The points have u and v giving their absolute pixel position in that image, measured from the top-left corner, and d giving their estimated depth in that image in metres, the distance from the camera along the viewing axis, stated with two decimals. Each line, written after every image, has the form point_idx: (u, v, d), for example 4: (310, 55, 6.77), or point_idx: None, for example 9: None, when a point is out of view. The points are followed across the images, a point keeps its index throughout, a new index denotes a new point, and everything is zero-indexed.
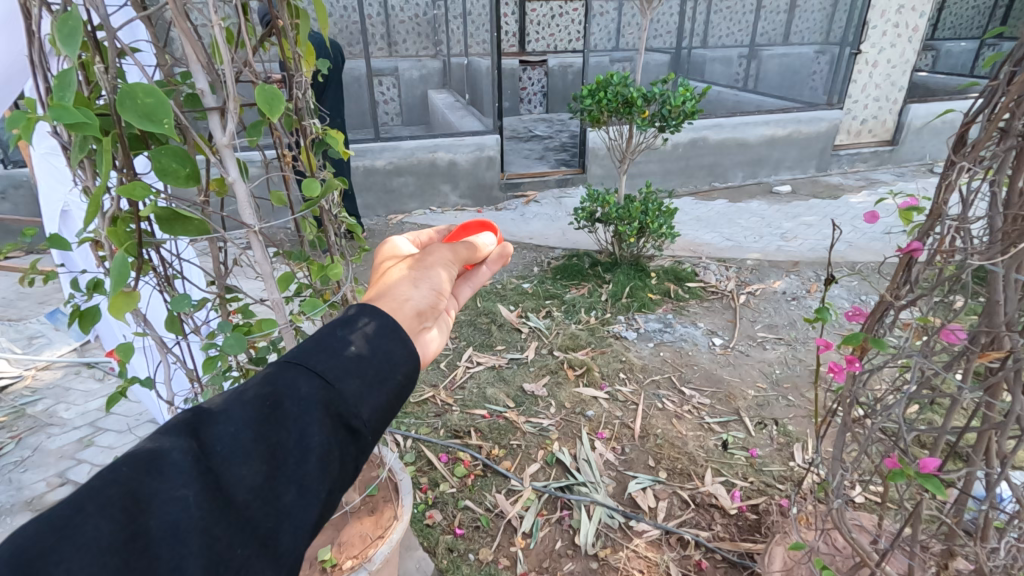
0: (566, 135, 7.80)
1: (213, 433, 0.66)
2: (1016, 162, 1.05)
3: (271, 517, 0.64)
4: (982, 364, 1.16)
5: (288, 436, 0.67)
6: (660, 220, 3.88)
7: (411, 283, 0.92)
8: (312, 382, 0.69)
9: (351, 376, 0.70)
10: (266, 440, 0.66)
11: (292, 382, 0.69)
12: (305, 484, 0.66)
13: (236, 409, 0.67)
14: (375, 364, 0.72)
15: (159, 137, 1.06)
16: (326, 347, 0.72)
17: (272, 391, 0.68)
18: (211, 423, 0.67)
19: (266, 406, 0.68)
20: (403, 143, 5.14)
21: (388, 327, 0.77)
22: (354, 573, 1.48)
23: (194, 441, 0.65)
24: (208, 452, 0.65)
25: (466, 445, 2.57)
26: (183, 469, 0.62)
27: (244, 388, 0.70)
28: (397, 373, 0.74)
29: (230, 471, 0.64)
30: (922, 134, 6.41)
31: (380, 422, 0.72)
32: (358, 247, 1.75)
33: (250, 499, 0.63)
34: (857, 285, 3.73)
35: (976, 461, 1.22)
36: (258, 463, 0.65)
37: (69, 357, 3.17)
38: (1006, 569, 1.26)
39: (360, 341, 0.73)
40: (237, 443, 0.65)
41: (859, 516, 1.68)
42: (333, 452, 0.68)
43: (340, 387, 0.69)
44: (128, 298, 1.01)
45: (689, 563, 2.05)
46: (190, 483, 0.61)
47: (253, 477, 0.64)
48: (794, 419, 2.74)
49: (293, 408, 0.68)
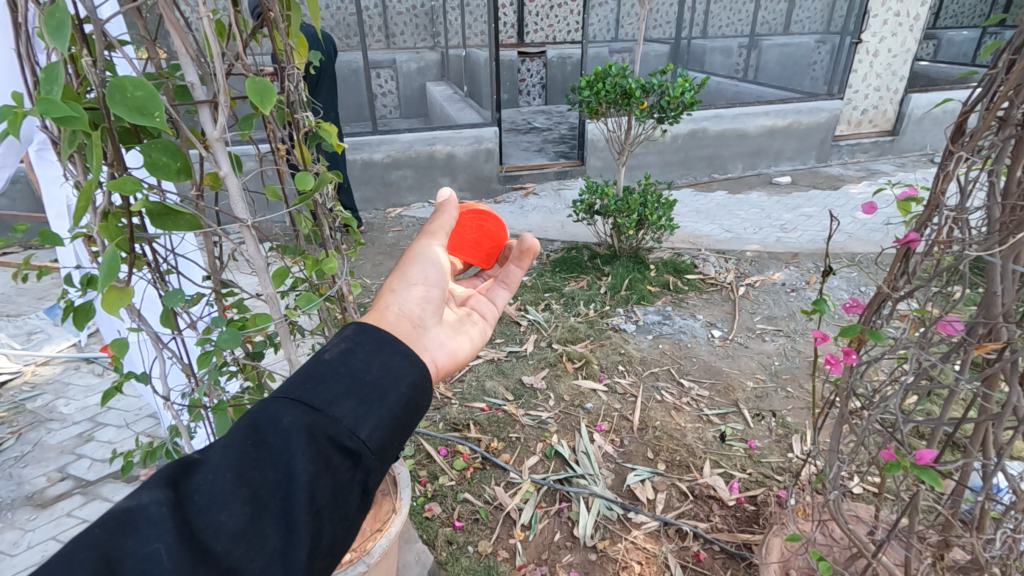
0: (566, 127, 7.77)
1: (192, 483, 0.67)
2: (1016, 152, 1.04)
3: (256, 559, 0.63)
4: (980, 355, 1.15)
5: (274, 473, 0.68)
6: (659, 212, 3.87)
7: (392, 290, 1.00)
8: (298, 411, 0.71)
9: (341, 398, 0.73)
10: (248, 480, 0.67)
11: (275, 415, 0.70)
12: (292, 519, 0.66)
13: (219, 454, 0.68)
14: (368, 381, 0.76)
15: (149, 131, 1.05)
16: (314, 374, 0.75)
17: (256, 428, 0.70)
18: (193, 472, 0.68)
19: (249, 445, 0.69)
20: (401, 135, 5.11)
21: (378, 343, 0.81)
22: (353, 566, 1.48)
23: (171, 492, 0.66)
24: (188, 501, 0.66)
25: (466, 438, 2.57)
26: (159, 523, 0.62)
27: (226, 430, 0.71)
28: (391, 388, 0.77)
29: (210, 519, 0.64)
30: (923, 124, 6.39)
31: (378, 440, 0.74)
32: (354, 240, 1.74)
33: (230, 546, 0.63)
34: (856, 275, 3.73)
35: (973, 452, 1.22)
36: (239, 506, 0.65)
37: (68, 352, 3.17)
38: (1003, 560, 1.26)
39: (350, 361, 0.77)
40: (217, 487, 0.66)
41: (857, 507, 1.68)
42: (324, 480, 0.69)
43: (329, 412, 0.72)
44: (121, 294, 1.01)
45: (688, 554, 2.05)
46: (165, 535, 0.61)
47: (236, 520, 0.64)
48: (793, 410, 2.74)
49: (276, 442, 0.69)
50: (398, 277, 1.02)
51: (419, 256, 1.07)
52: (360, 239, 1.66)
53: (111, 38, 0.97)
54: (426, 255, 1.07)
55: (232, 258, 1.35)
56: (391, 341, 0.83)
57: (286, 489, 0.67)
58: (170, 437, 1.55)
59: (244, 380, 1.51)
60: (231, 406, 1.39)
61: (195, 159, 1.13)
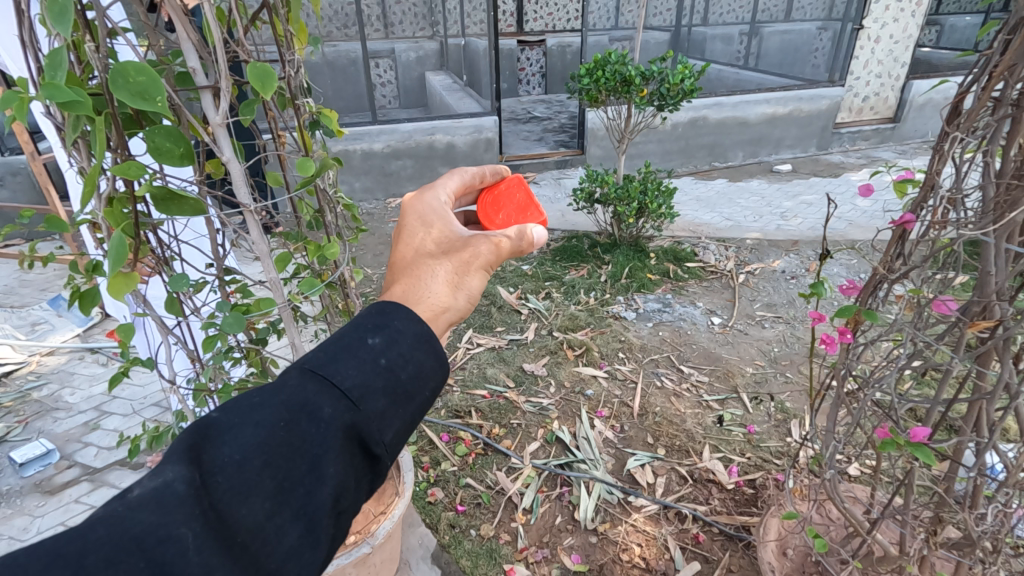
0: (566, 115, 7.75)
1: (216, 461, 0.67)
2: (1010, 133, 1.04)
3: (273, 555, 0.66)
4: (973, 334, 1.16)
5: (300, 464, 0.70)
6: (659, 200, 3.87)
7: (450, 288, 0.94)
8: (338, 403, 0.73)
9: (377, 395, 0.75)
10: (275, 471, 0.68)
11: (312, 402, 0.72)
12: (313, 518, 0.69)
13: (248, 432, 0.70)
14: (402, 380, 0.78)
15: (152, 117, 1.06)
16: (352, 359, 0.76)
17: (291, 411, 0.71)
18: (217, 447, 0.69)
19: (282, 428, 0.70)
20: (400, 125, 5.10)
21: (416, 337, 0.82)
22: (357, 548, 1.52)
23: (194, 470, 0.66)
24: (211, 482, 0.66)
25: (467, 425, 2.60)
26: (185, 504, 0.63)
27: (257, 404, 0.72)
28: (420, 390, 0.80)
29: (233, 506, 0.65)
30: (924, 110, 6.35)
31: (399, 443, 0.78)
32: (355, 227, 1.75)
33: (250, 538, 0.65)
34: (854, 261, 3.75)
35: (966, 431, 1.23)
36: (262, 499, 0.67)
37: (72, 343, 3.19)
38: (994, 535, 1.28)
39: (391, 354, 0.79)
40: (243, 473, 0.67)
41: (853, 487, 1.71)
42: (347, 483, 0.73)
43: (363, 409, 0.74)
44: (126, 279, 1.02)
45: (687, 537, 2.08)
46: (191, 521, 0.63)
47: (257, 512, 0.66)
48: (790, 395, 2.77)
49: (309, 429, 0.71)
50: (457, 273, 0.96)
51: (478, 261, 1.00)
52: (360, 225, 1.67)
53: (113, 24, 0.98)
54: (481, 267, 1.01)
55: (235, 245, 1.36)
56: (428, 337, 0.84)
57: (310, 484, 0.70)
58: (176, 421, 1.57)
59: (248, 365, 1.54)
60: (236, 389, 1.41)
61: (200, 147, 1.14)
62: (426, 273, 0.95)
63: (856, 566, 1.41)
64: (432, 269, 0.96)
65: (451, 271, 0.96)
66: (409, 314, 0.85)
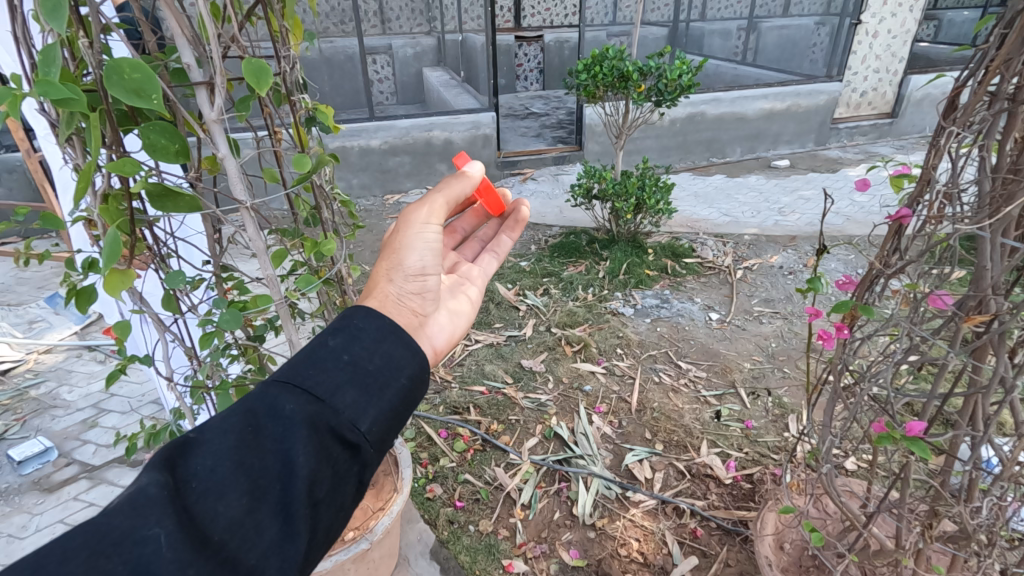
0: (564, 111, 7.74)
1: (189, 468, 0.70)
2: (1006, 127, 1.04)
3: (253, 550, 0.66)
4: (969, 328, 1.16)
5: (273, 461, 0.71)
6: (657, 196, 3.86)
7: (388, 276, 1.01)
8: (302, 399, 0.75)
9: (340, 386, 0.77)
10: (248, 470, 0.70)
11: (276, 402, 0.74)
12: (289, 510, 0.69)
13: (218, 439, 0.71)
14: (370, 371, 0.80)
15: (148, 114, 1.06)
16: (316, 360, 0.79)
17: (258, 414, 0.74)
18: (190, 454, 0.71)
19: (248, 432, 0.72)
20: (398, 121, 5.09)
21: (378, 332, 0.85)
22: (356, 544, 1.53)
23: (169, 476, 0.69)
24: (186, 487, 0.68)
25: (466, 421, 2.60)
26: (158, 505, 0.65)
27: (224, 413, 0.75)
28: (389, 378, 0.81)
29: (207, 507, 0.67)
30: (922, 105, 6.35)
31: (377, 433, 0.78)
32: (352, 224, 1.75)
33: (227, 536, 0.66)
34: (851, 257, 3.76)
35: (961, 425, 1.24)
36: (236, 496, 0.68)
37: (70, 340, 3.19)
38: (989, 528, 1.29)
39: (353, 349, 0.81)
40: (215, 475, 0.69)
41: (850, 482, 1.72)
42: (323, 474, 0.73)
43: (330, 402, 0.76)
44: (122, 277, 1.02)
45: (685, 531, 2.09)
46: (164, 521, 0.64)
47: (234, 509, 0.67)
48: (788, 390, 2.78)
49: (276, 427, 0.73)
50: (394, 261, 1.04)
51: (411, 232, 1.07)
52: (357, 221, 1.67)
53: (107, 20, 0.97)
54: (420, 236, 1.07)
55: (232, 241, 1.35)
56: (393, 329, 0.86)
57: (285, 479, 0.71)
58: (174, 418, 1.56)
59: (246, 362, 1.54)
60: (235, 386, 1.41)
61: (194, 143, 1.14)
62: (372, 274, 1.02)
63: (852, 559, 1.41)
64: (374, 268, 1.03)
65: (391, 261, 1.03)
66: (369, 313, 0.88)
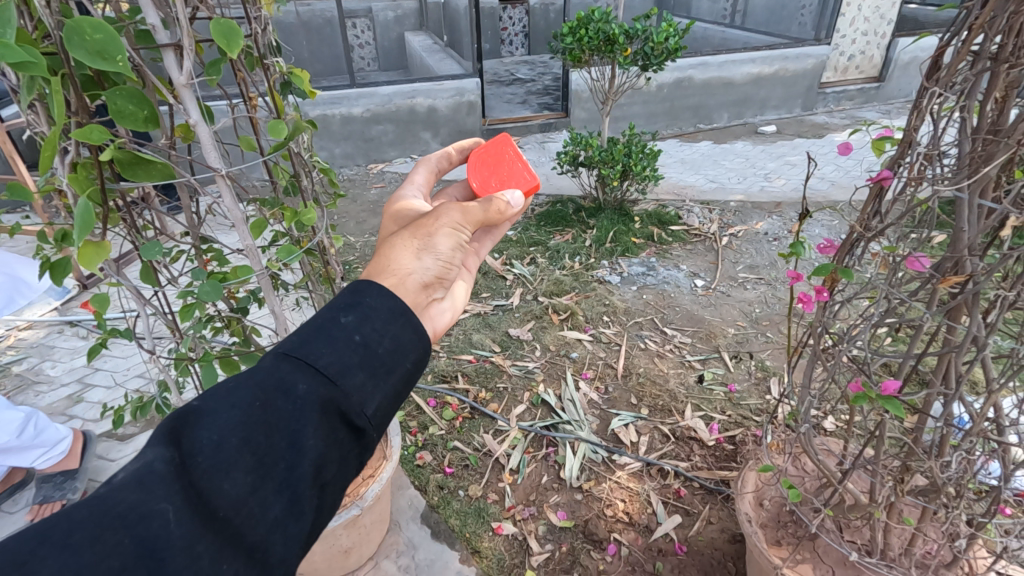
0: (550, 77, 7.60)
1: (195, 441, 0.70)
2: (988, 87, 1.03)
3: (257, 527, 0.68)
4: (945, 288, 1.17)
5: (280, 439, 0.72)
6: (643, 162, 3.83)
7: (414, 254, 0.96)
8: (314, 380, 0.74)
9: (352, 370, 0.77)
10: (254, 448, 0.70)
11: (287, 381, 0.74)
12: (295, 490, 0.71)
13: (225, 411, 0.71)
14: (380, 354, 0.79)
15: (113, 78, 1.02)
16: (326, 340, 0.78)
17: (266, 391, 0.73)
18: (194, 428, 0.71)
19: (256, 407, 0.72)
20: (380, 88, 4.97)
21: (391, 312, 0.83)
22: (347, 511, 1.56)
23: (174, 451, 0.69)
24: (191, 462, 0.68)
25: (454, 389, 2.63)
26: (165, 482, 0.66)
27: (233, 386, 0.74)
28: (398, 362, 0.81)
29: (213, 484, 0.67)
30: (909, 69, 6.30)
31: (382, 416, 0.79)
32: (332, 192, 1.72)
33: (232, 512, 0.67)
34: (835, 222, 3.80)
35: (935, 384, 1.27)
36: (242, 474, 0.68)
37: (50, 316, 3.14)
38: (957, 481, 1.35)
39: (365, 330, 0.79)
40: (221, 452, 0.69)
41: (828, 441, 1.77)
42: (329, 455, 0.74)
43: (340, 384, 0.75)
44: (96, 249, 1.00)
45: (669, 491, 2.15)
46: (172, 496, 0.65)
47: (240, 487, 0.68)
48: (771, 353, 2.83)
49: (286, 406, 0.73)
50: (418, 239, 0.98)
51: (441, 223, 1.02)
52: (338, 190, 1.63)
53: None
54: (446, 227, 1.02)
55: (209, 211, 1.32)
56: (405, 311, 0.85)
57: (291, 459, 0.72)
58: (160, 392, 1.55)
59: (231, 334, 1.52)
60: (220, 358, 1.40)
61: (166, 111, 1.10)
62: (389, 246, 0.96)
63: (828, 513, 1.47)
64: (394, 240, 0.97)
65: (414, 240, 0.97)
66: (381, 290, 0.86)
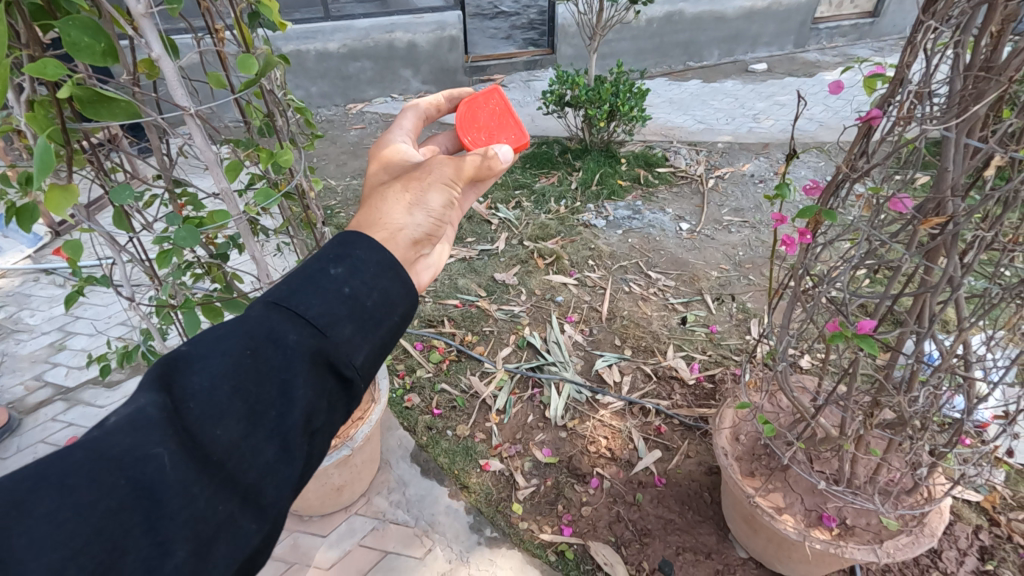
0: (535, 10, 7.25)
1: (186, 387, 0.70)
2: (985, 21, 1.00)
3: (250, 470, 0.68)
4: (926, 229, 1.18)
5: (271, 388, 0.72)
6: (631, 102, 3.73)
7: (406, 208, 0.95)
8: (305, 330, 0.75)
9: (342, 321, 0.77)
10: (246, 395, 0.70)
11: (278, 331, 0.74)
12: (287, 436, 0.71)
13: (215, 358, 0.72)
14: (369, 307, 0.79)
15: (65, 7, 0.94)
16: (316, 290, 0.78)
17: (256, 340, 0.73)
18: (185, 374, 0.71)
19: (247, 355, 0.72)
20: (356, 22, 4.72)
21: (380, 265, 0.83)
22: (338, 451, 1.59)
23: (166, 397, 0.69)
24: (183, 408, 0.69)
25: (440, 333, 2.65)
26: (158, 427, 0.66)
27: (223, 334, 0.74)
28: (387, 315, 0.81)
29: (206, 428, 0.68)
30: (905, 4, 6.11)
31: (370, 368, 0.80)
32: (310, 133, 1.66)
33: (226, 456, 0.67)
34: (821, 164, 3.79)
35: (909, 322, 1.30)
36: (235, 421, 0.69)
37: (23, 264, 3.06)
38: (923, 414, 1.41)
39: (354, 282, 0.79)
40: (213, 398, 0.69)
41: (803, 379, 1.83)
42: (319, 404, 0.75)
43: (331, 335, 0.76)
44: (63, 193, 0.96)
45: (650, 428, 2.23)
46: (166, 441, 0.66)
47: (233, 433, 0.68)
48: (752, 295, 2.88)
49: (276, 355, 0.73)
50: (409, 192, 0.97)
51: (433, 177, 1.00)
52: (315, 130, 1.57)
53: None
54: (437, 181, 1.00)
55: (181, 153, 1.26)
56: (394, 265, 0.84)
57: (282, 407, 0.72)
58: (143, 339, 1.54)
59: (212, 281, 1.50)
60: (202, 305, 1.38)
61: (125, 44, 1.03)
62: (381, 199, 0.95)
63: (800, 446, 1.54)
64: (385, 192, 0.96)
65: (406, 193, 0.96)
66: (371, 243, 0.85)
